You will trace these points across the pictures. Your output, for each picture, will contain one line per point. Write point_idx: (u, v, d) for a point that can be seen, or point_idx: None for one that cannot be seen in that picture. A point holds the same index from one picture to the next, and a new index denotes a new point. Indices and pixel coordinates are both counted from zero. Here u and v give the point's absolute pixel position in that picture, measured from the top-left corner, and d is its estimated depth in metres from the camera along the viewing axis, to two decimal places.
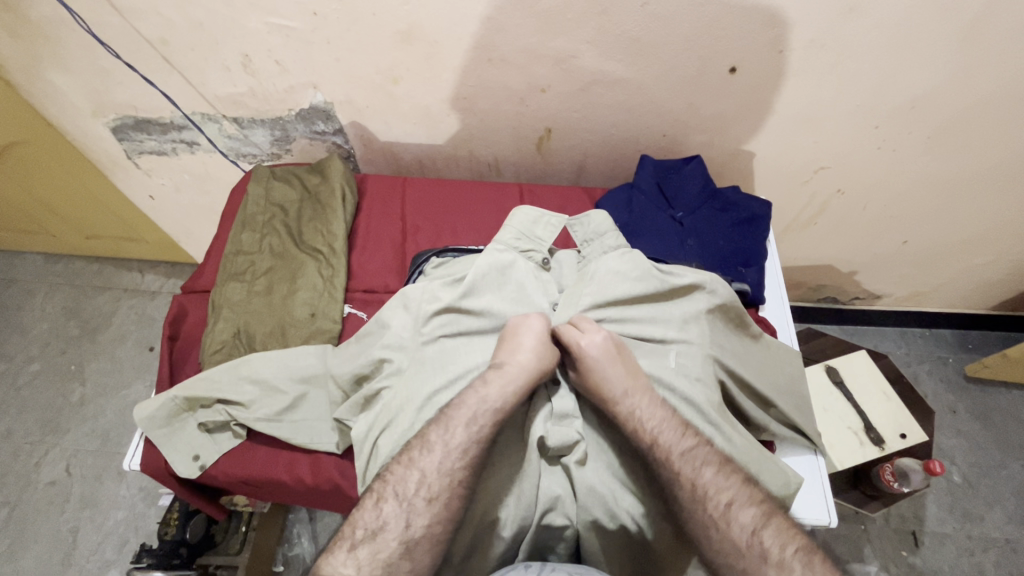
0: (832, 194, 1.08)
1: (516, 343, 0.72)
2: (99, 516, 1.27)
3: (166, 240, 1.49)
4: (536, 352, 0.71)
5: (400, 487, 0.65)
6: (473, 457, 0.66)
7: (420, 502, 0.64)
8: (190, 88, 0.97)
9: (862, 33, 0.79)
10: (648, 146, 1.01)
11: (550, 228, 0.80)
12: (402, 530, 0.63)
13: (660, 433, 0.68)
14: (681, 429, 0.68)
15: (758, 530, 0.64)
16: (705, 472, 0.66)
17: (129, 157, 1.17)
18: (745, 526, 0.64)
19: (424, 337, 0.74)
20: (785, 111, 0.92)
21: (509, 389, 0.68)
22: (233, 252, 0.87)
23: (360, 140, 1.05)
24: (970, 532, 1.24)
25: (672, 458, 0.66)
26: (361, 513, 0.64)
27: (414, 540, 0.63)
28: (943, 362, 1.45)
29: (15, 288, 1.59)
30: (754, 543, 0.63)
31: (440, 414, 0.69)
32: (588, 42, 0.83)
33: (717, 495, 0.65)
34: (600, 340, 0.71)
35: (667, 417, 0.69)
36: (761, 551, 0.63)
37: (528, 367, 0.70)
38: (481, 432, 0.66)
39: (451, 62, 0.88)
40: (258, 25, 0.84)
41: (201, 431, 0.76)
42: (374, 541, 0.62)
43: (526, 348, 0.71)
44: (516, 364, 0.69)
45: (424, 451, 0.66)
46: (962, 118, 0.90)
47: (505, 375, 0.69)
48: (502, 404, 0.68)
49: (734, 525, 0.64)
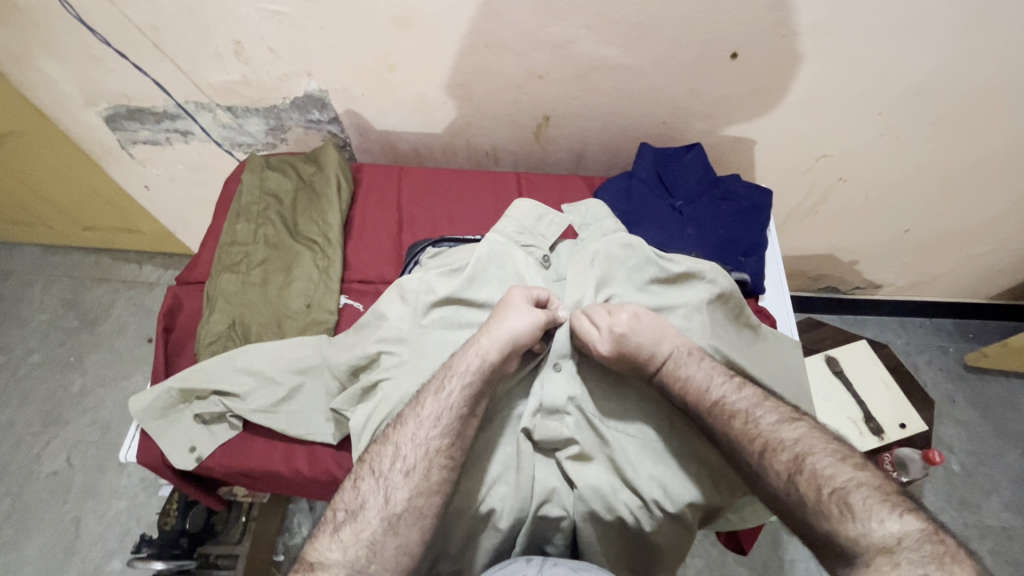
0: (834, 182, 1.07)
1: (501, 316, 0.69)
2: (102, 506, 1.28)
3: (163, 231, 1.49)
4: (519, 324, 0.69)
5: (376, 463, 0.66)
6: (447, 425, 0.65)
7: (397, 476, 0.64)
8: (182, 76, 0.96)
9: (867, 17, 0.77)
10: (647, 133, 0.99)
11: (552, 225, 0.79)
12: (382, 506, 0.63)
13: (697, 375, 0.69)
14: (718, 372, 0.70)
15: (794, 473, 0.61)
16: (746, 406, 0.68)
17: (123, 147, 1.16)
18: (782, 471, 0.62)
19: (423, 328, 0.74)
20: (787, 97, 0.90)
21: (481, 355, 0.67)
22: (227, 243, 0.86)
23: (356, 129, 1.03)
24: (968, 519, 1.24)
25: (713, 401, 0.68)
26: (340, 496, 0.65)
27: (395, 515, 0.63)
28: (943, 351, 1.44)
29: (13, 280, 1.59)
30: (792, 486, 0.61)
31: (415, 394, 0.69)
32: (586, 27, 0.81)
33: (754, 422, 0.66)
34: (629, 316, 0.71)
35: (702, 363, 0.71)
36: (799, 495, 0.60)
37: (496, 338, 0.68)
38: (451, 399, 0.66)
39: (447, 49, 0.86)
40: (251, 11, 0.83)
41: (197, 423, 0.76)
42: (355, 521, 0.63)
43: (509, 326, 0.68)
44: (492, 337, 0.68)
45: (399, 426, 0.67)
46: (968, 105, 0.89)
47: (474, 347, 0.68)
48: (470, 371, 0.67)
49: (771, 470, 0.63)
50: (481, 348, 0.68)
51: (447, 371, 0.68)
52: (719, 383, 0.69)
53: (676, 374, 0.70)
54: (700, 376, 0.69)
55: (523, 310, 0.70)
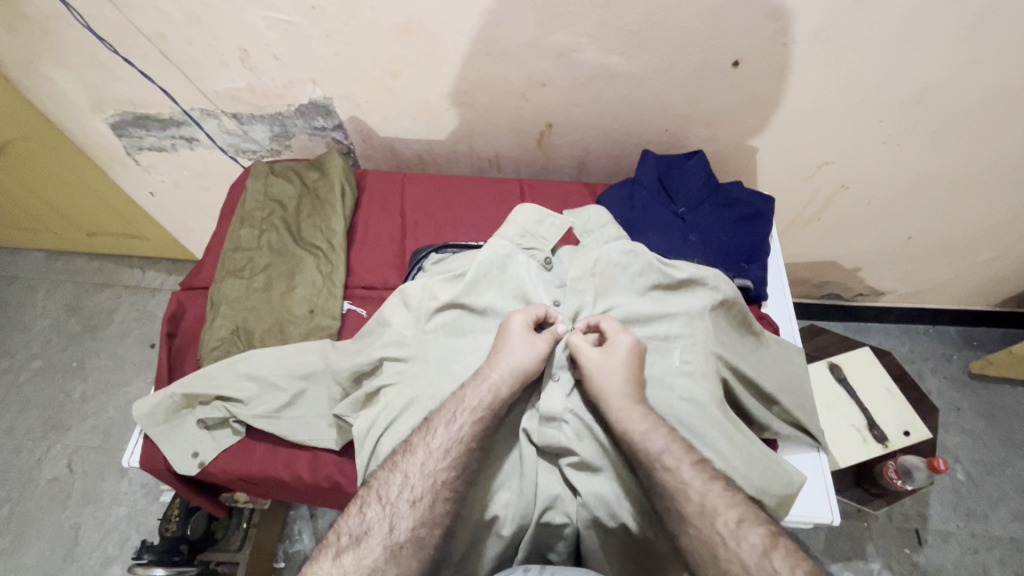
0: (836, 190, 1.07)
1: (502, 350, 0.70)
2: (101, 513, 1.27)
3: (166, 237, 1.49)
4: (522, 358, 0.69)
5: (383, 490, 0.65)
6: (455, 457, 0.65)
7: (403, 505, 0.64)
8: (188, 83, 0.97)
9: (867, 25, 0.77)
10: (650, 141, 1.00)
11: (554, 228, 0.79)
12: (385, 534, 0.62)
13: (649, 437, 0.66)
14: (669, 437, 0.66)
15: (767, 551, 0.59)
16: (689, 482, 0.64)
17: (129, 153, 1.17)
18: (755, 547, 0.59)
19: (426, 333, 0.74)
20: (788, 105, 0.90)
21: (495, 389, 0.68)
22: (232, 248, 0.87)
23: (359, 136, 1.04)
24: (974, 530, 1.23)
25: (657, 464, 0.64)
26: (345, 520, 0.64)
27: (398, 544, 0.62)
28: (947, 359, 1.44)
29: (16, 285, 1.59)
30: (764, 564, 0.58)
31: (427, 418, 0.68)
32: (589, 35, 0.82)
33: (694, 500, 0.63)
34: (627, 342, 0.71)
35: (656, 427, 0.67)
36: (771, 573, 0.57)
37: (506, 373, 0.68)
38: (461, 432, 0.66)
39: (450, 56, 0.87)
40: (256, 19, 0.84)
41: (201, 428, 0.76)
42: (358, 547, 0.62)
43: (512, 359, 0.69)
44: (500, 371, 0.69)
45: (408, 454, 0.66)
46: (969, 113, 0.89)
47: (484, 381, 0.68)
48: (481, 407, 0.67)
49: (744, 544, 0.60)
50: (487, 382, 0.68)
51: (458, 403, 0.67)
52: (666, 448, 0.65)
53: (629, 432, 0.67)
54: (652, 438, 0.66)
55: (526, 339, 0.70)
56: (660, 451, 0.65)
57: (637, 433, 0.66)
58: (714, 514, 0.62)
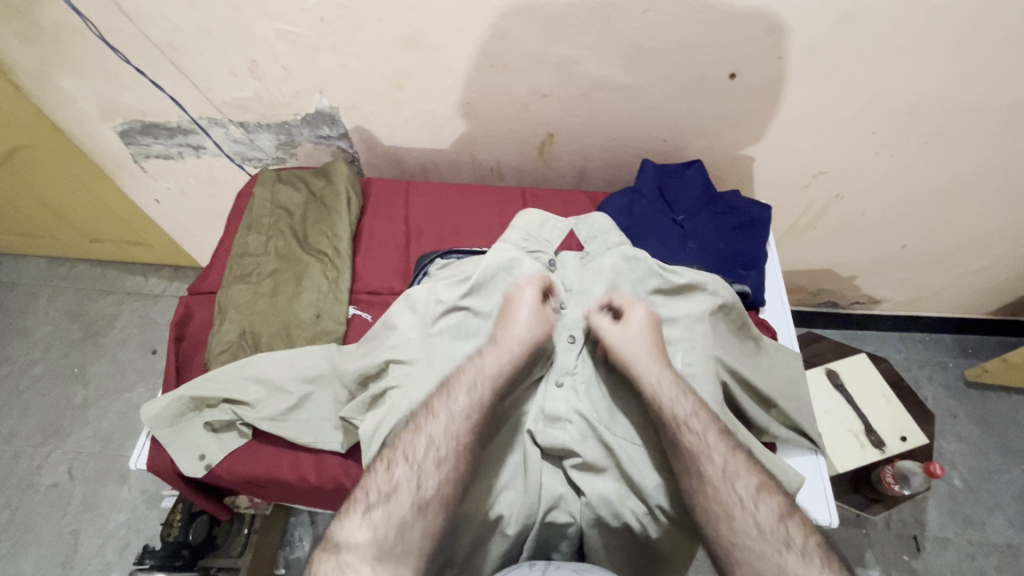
0: (831, 199, 1.09)
1: (512, 321, 0.73)
2: (101, 519, 1.27)
3: (169, 244, 1.50)
4: (530, 327, 0.73)
5: (407, 452, 0.66)
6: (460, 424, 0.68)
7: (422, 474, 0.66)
8: (197, 93, 0.99)
9: (859, 39, 0.80)
10: (649, 150, 1.02)
11: (556, 230, 0.81)
12: (413, 492, 0.65)
13: (680, 401, 0.69)
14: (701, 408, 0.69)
15: (783, 517, 0.65)
16: (713, 449, 0.67)
17: (135, 161, 1.19)
18: (771, 512, 0.65)
19: (431, 336, 0.76)
20: (783, 116, 0.93)
21: (506, 358, 0.72)
22: (239, 254, 0.88)
23: (364, 144, 1.06)
24: (971, 537, 1.24)
25: (683, 429, 0.68)
26: (373, 478, 0.66)
27: (425, 499, 0.65)
28: (942, 366, 1.46)
29: (18, 291, 1.60)
30: (780, 526, 0.64)
31: (444, 383, 0.71)
32: (589, 48, 0.84)
33: (716, 464, 0.66)
34: (643, 313, 0.74)
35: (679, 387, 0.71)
36: (785, 538, 0.63)
37: (522, 340, 0.73)
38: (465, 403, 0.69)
39: (454, 67, 0.89)
40: (266, 31, 0.86)
41: (207, 431, 0.76)
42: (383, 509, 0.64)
43: (518, 333, 0.73)
44: (504, 347, 0.72)
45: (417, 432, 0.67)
46: (959, 125, 0.91)
47: (505, 349, 0.72)
48: (483, 378, 0.70)
49: (761, 508, 0.65)
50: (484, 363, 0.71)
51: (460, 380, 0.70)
52: (698, 418, 0.69)
53: (656, 396, 0.70)
54: (682, 406, 0.69)
55: (532, 316, 0.74)
56: (691, 419, 0.68)
57: (670, 400, 0.69)
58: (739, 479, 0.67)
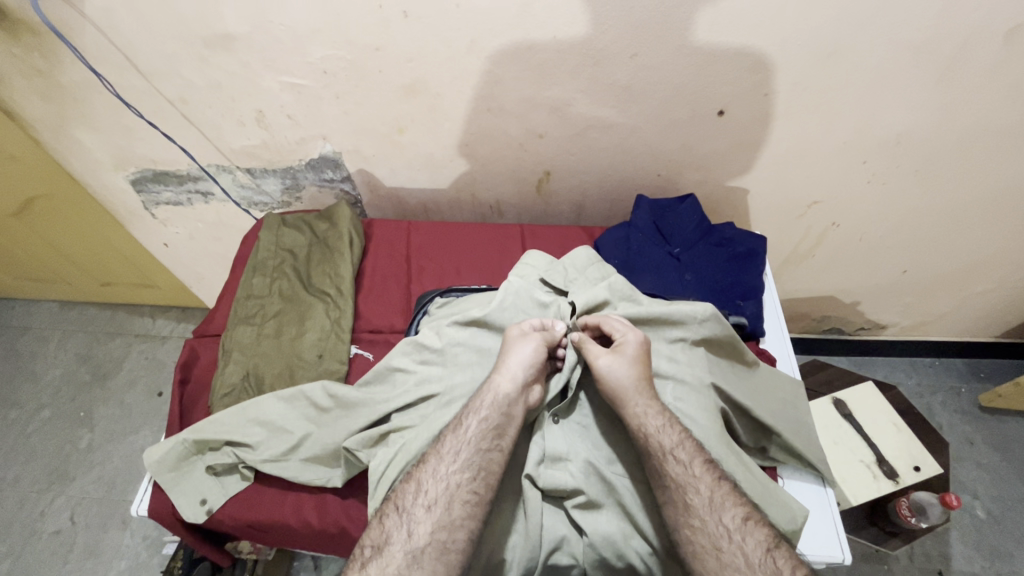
0: (828, 227, 1.11)
1: (504, 356, 0.73)
2: (102, 567, 1.25)
3: (178, 286, 1.54)
4: (530, 359, 0.72)
5: (400, 500, 0.68)
6: (466, 460, 0.68)
7: (419, 511, 0.67)
8: (206, 142, 1.03)
9: (841, 76, 0.83)
10: (643, 185, 1.04)
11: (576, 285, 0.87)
12: (439, 517, 0.66)
13: (669, 457, 0.67)
14: (693, 462, 0.67)
15: (771, 549, 0.63)
16: (702, 508, 0.65)
17: (146, 208, 1.23)
18: (759, 544, 0.63)
19: (449, 377, 0.77)
20: (773, 149, 0.95)
21: (488, 401, 0.70)
22: (245, 295, 0.90)
23: (367, 186, 1.09)
24: (1001, 571, 1.19)
25: (678, 483, 0.66)
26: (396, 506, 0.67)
27: (451, 522, 0.66)
28: (955, 392, 1.43)
29: (28, 336, 1.62)
30: (769, 559, 0.62)
31: (457, 414, 0.72)
32: (581, 90, 0.88)
33: (703, 494, 0.66)
34: (634, 341, 0.73)
35: (669, 423, 0.70)
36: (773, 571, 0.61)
37: (514, 376, 0.71)
38: (468, 435, 0.69)
39: (453, 112, 0.93)
40: (272, 84, 0.90)
41: (209, 474, 0.76)
42: (380, 557, 0.64)
43: (516, 359, 0.72)
44: (504, 375, 0.71)
45: (421, 463, 0.70)
46: (949, 153, 0.93)
47: (482, 393, 0.71)
48: (483, 408, 0.70)
49: (750, 541, 0.63)
50: (466, 420, 0.70)
51: (465, 409, 0.71)
52: (690, 477, 0.66)
53: (647, 437, 0.69)
54: (672, 464, 0.67)
55: (523, 341, 0.74)
56: (685, 478, 0.66)
57: (659, 459, 0.68)
58: (734, 540, 0.64)
